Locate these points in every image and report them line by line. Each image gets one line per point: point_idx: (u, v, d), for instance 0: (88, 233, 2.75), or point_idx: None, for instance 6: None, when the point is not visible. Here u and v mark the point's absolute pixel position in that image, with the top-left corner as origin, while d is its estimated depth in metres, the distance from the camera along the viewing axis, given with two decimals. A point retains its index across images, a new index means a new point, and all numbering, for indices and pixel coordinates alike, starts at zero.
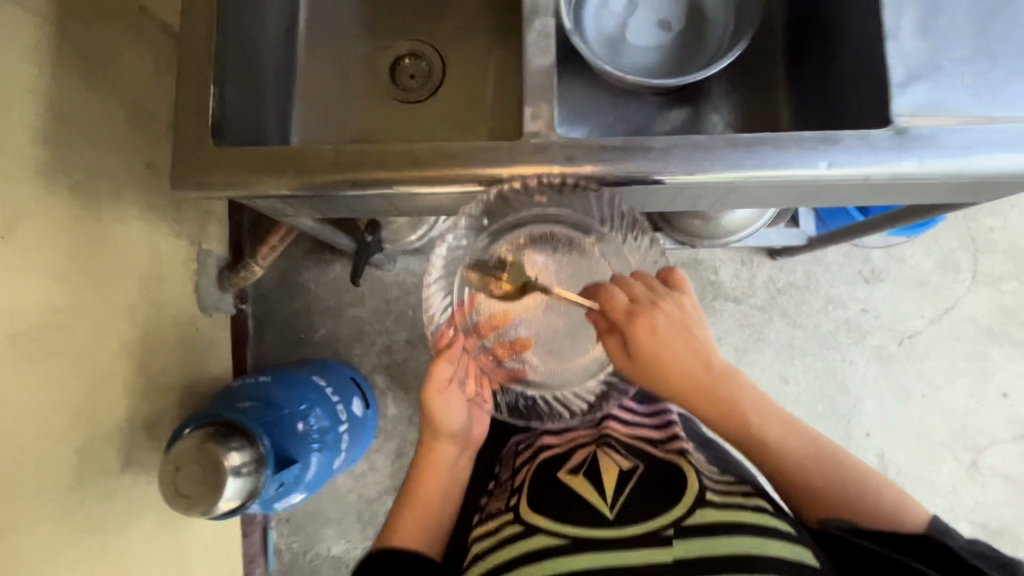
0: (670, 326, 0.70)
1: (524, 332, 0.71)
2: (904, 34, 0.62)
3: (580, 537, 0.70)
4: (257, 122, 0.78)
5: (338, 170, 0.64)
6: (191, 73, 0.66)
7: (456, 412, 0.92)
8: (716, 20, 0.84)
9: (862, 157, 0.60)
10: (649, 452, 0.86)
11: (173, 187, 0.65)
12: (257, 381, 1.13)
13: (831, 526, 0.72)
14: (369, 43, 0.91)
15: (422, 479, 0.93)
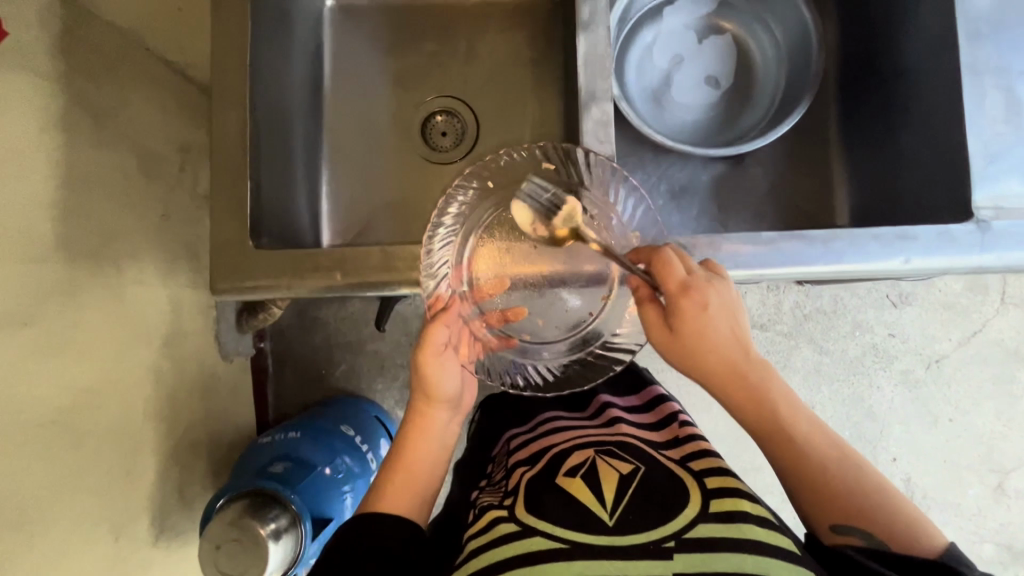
0: (721, 306, 0.57)
1: (516, 306, 0.62)
2: (985, 118, 0.59)
3: (575, 540, 0.60)
4: (288, 201, 0.73)
5: (387, 275, 0.61)
6: (226, 166, 0.62)
7: (450, 377, 0.64)
8: (767, 75, 0.79)
9: (941, 253, 0.58)
10: (656, 453, 0.74)
11: (214, 291, 0.61)
12: (287, 435, 1.10)
13: (845, 546, 0.60)
14: (397, 99, 0.87)
15: (409, 451, 0.68)
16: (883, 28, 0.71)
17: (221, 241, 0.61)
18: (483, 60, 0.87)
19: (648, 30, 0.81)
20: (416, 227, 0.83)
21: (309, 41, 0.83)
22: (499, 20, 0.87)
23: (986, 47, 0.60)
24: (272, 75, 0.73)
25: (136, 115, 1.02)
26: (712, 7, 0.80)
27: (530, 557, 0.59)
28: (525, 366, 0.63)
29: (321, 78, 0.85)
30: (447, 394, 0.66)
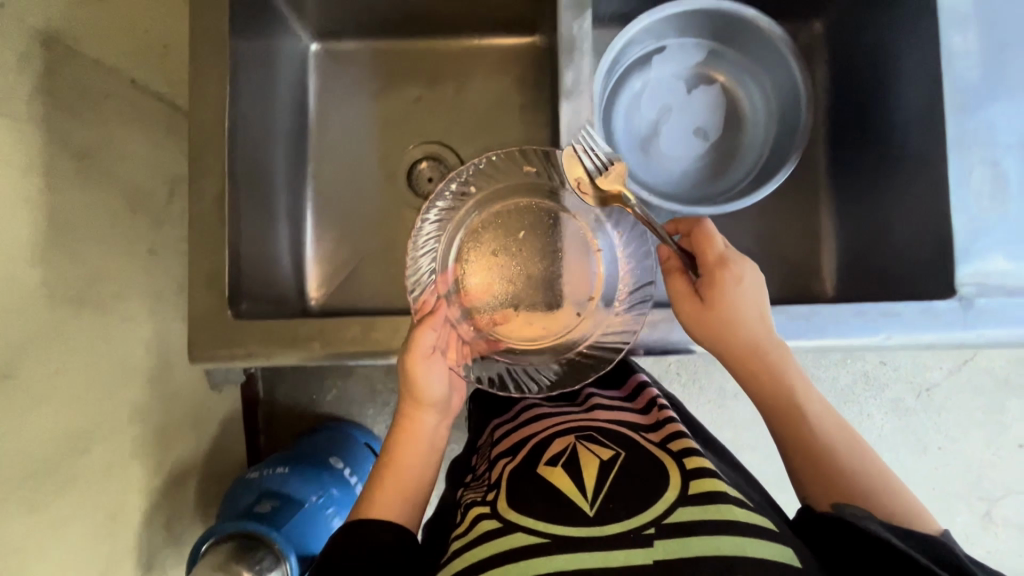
0: (752, 284, 0.60)
1: (502, 309, 0.66)
2: (971, 190, 0.58)
3: (554, 534, 0.54)
4: (269, 257, 0.73)
5: (367, 348, 0.61)
6: (205, 231, 0.62)
7: (439, 380, 0.64)
8: (756, 126, 0.79)
9: (925, 330, 0.57)
10: (637, 434, 0.66)
11: (192, 362, 0.60)
12: (275, 471, 1.09)
13: (843, 513, 0.55)
14: (384, 144, 0.86)
15: (397, 455, 0.66)
16: (873, 87, 0.70)
17: (199, 308, 0.61)
18: (471, 105, 0.86)
19: (636, 78, 0.80)
20: (400, 276, 0.83)
21: (294, 89, 0.82)
22: (487, 65, 0.86)
23: (973, 118, 0.59)
24: (255, 130, 0.72)
25: (126, 150, 1.01)
26: (703, 56, 0.80)
27: (507, 554, 0.54)
28: (513, 368, 0.66)
29: (307, 124, 0.84)
30: (434, 397, 0.65)
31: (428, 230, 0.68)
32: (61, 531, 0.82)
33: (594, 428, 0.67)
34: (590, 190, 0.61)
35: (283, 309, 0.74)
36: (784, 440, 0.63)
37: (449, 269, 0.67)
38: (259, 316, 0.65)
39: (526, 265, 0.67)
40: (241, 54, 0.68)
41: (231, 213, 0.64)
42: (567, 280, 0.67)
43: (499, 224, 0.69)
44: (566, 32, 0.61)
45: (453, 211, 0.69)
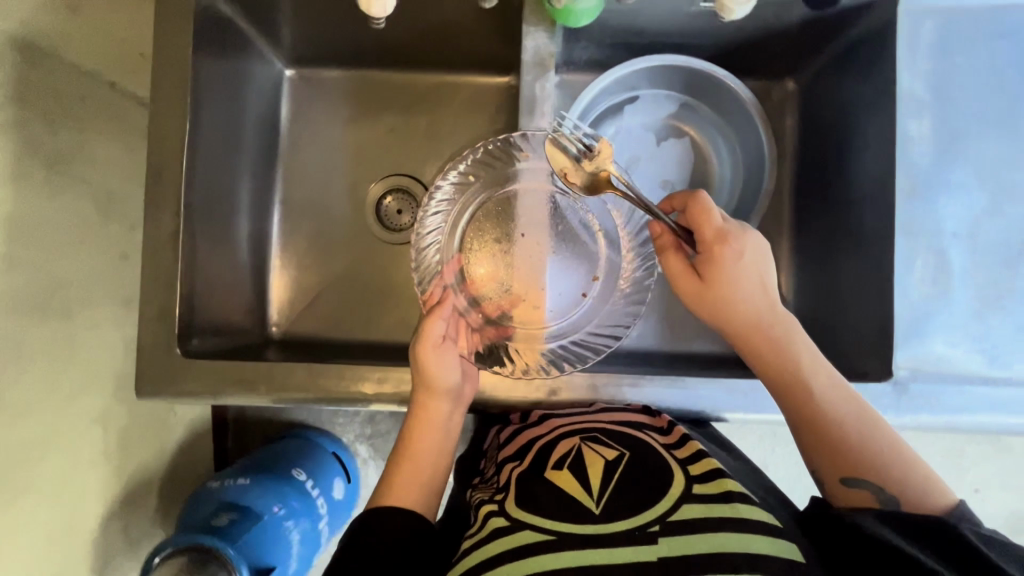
0: (751, 256, 0.59)
1: (510, 295, 0.69)
2: (915, 277, 0.60)
3: (561, 532, 0.52)
4: (227, 283, 0.73)
5: (311, 394, 0.62)
6: (160, 265, 0.62)
7: (454, 367, 0.62)
8: (723, 180, 0.80)
9: None
10: (642, 432, 0.62)
11: (139, 397, 0.61)
12: (235, 482, 1.10)
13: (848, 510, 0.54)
14: (354, 172, 0.86)
15: (411, 442, 0.63)
16: (833, 155, 0.71)
17: (150, 342, 0.61)
18: (444, 139, 0.87)
19: (608, 125, 0.80)
20: (362, 305, 0.84)
21: (266, 114, 0.82)
22: (462, 101, 0.86)
23: (923, 206, 0.60)
24: (222, 159, 0.72)
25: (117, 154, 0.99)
26: (676, 107, 0.80)
27: (516, 553, 0.52)
28: (529, 351, 0.67)
29: (277, 150, 0.84)
30: (448, 385, 0.61)
31: (432, 223, 0.71)
32: (25, 536, 0.81)
33: (597, 425, 0.63)
34: (576, 177, 0.63)
35: (238, 339, 0.74)
36: (796, 422, 0.58)
37: (455, 258, 0.70)
38: (209, 353, 0.66)
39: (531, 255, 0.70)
40: (209, 85, 0.68)
41: (188, 246, 0.65)
42: (568, 268, 0.70)
43: (501, 214, 0.71)
44: (527, 92, 0.62)
45: (455, 202, 0.71)
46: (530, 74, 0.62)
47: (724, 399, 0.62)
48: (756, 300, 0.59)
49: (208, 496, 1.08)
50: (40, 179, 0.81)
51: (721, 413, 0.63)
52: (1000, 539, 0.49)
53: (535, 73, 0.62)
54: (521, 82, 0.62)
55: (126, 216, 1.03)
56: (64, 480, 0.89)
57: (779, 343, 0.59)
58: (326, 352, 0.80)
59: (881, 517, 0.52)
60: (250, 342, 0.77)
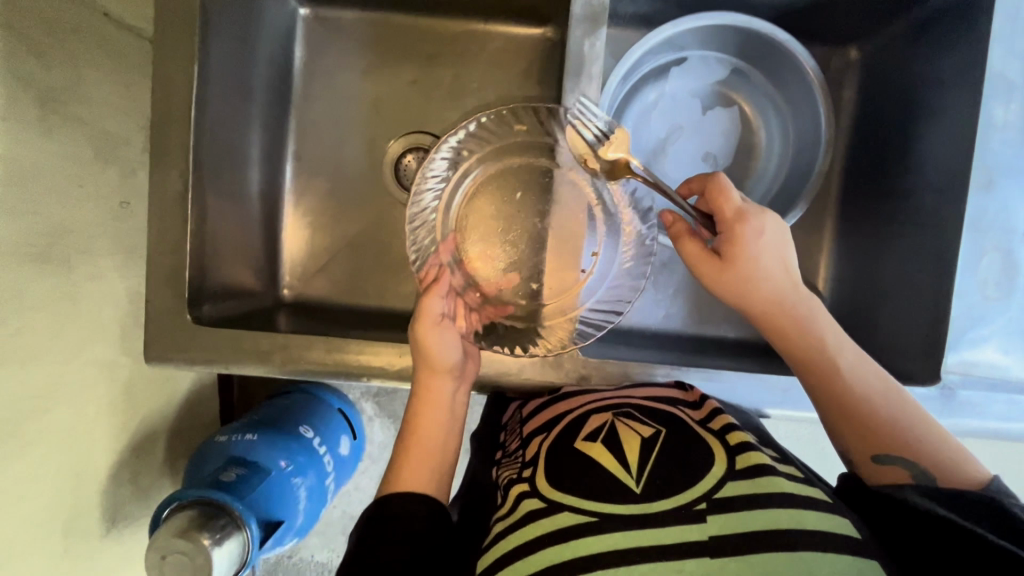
0: (773, 235, 0.55)
1: (508, 275, 0.66)
2: (978, 276, 0.56)
3: (603, 512, 0.50)
4: (237, 241, 0.69)
5: (328, 368, 0.60)
6: (167, 219, 0.57)
7: (454, 347, 0.59)
8: (770, 155, 0.74)
9: None
10: (675, 409, 0.60)
11: (147, 362, 0.58)
12: (242, 438, 1.09)
13: (885, 487, 0.52)
14: (371, 126, 0.80)
15: (416, 425, 0.60)
16: (894, 135, 0.65)
17: (158, 305, 0.57)
18: (470, 94, 0.80)
19: (650, 89, 0.74)
20: (377, 268, 0.80)
21: (279, 57, 0.75)
22: (491, 54, 0.80)
23: (995, 201, 0.56)
24: (233, 106, 0.66)
25: (111, 92, 0.91)
26: (726, 72, 0.74)
27: (558, 535, 0.49)
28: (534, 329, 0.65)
29: (290, 98, 0.78)
30: (451, 363, 0.60)
31: (427, 197, 0.65)
32: (32, 483, 0.80)
33: (630, 401, 0.61)
34: (595, 162, 0.59)
35: (249, 303, 0.71)
36: (813, 388, 0.56)
37: (450, 236, 0.66)
38: (220, 321, 0.62)
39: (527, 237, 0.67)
40: (222, 21, 0.61)
41: (198, 203, 0.60)
42: (566, 247, 0.66)
43: (499, 190, 0.67)
44: (574, 48, 0.55)
45: (452, 174, 0.66)
46: (578, 30, 0.56)
47: (763, 393, 0.63)
48: (777, 282, 0.55)
49: (214, 450, 1.08)
50: (35, 117, 0.75)
51: (764, 409, 0.63)
52: None
53: (585, 28, 0.55)
54: (569, 37, 0.55)
55: (127, 159, 0.97)
56: (72, 432, 0.88)
57: (800, 327, 0.56)
58: (340, 318, 0.77)
59: (924, 489, 0.50)
60: (260, 305, 0.73)
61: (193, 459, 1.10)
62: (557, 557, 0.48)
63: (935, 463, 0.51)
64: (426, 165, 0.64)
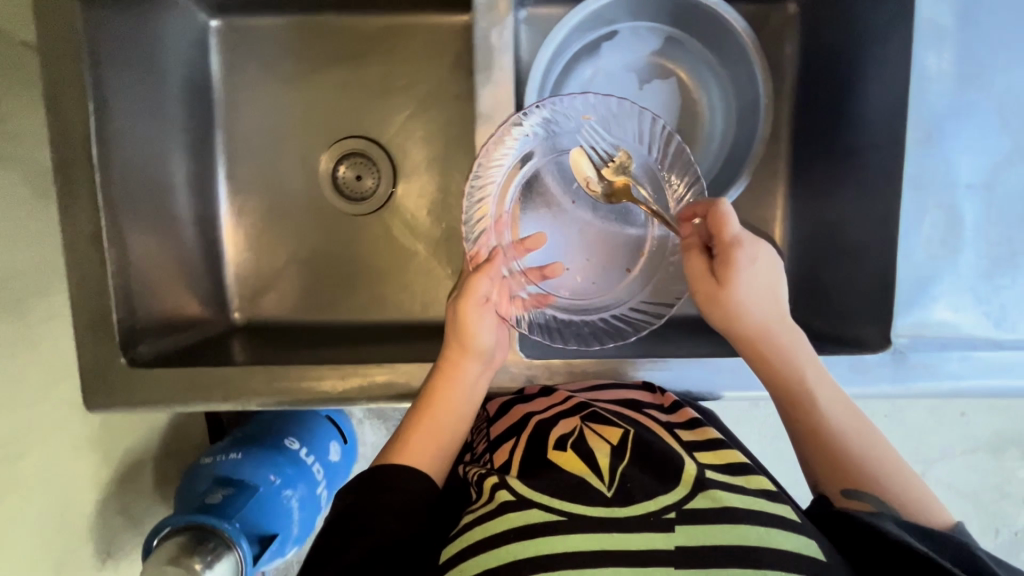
0: (767, 261, 0.55)
1: (554, 265, 0.64)
2: (922, 236, 0.54)
3: (572, 512, 0.49)
4: (171, 270, 0.67)
5: (275, 397, 0.59)
6: (87, 260, 0.56)
7: (491, 333, 0.59)
8: (716, 125, 0.71)
9: (850, 381, 0.55)
10: (637, 413, 0.58)
11: (88, 408, 0.57)
12: (227, 457, 1.06)
13: (862, 513, 0.49)
14: (303, 135, 0.77)
15: (432, 401, 0.59)
16: (835, 91, 0.62)
17: (87, 351, 0.56)
18: (400, 91, 0.77)
19: (585, 66, 0.71)
20: (328, 280, 0.78)
21: (192, 76, 0.72)
22: (418, 46, 0.76)
23: (941, 155, 0.53)
24: (142, 135, 0.63)
25: None
26: (661, 42, 0.71)
27: (524, 531, 0.47)
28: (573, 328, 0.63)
29: (213, 115, 0.75)
30: (483, 346, 0.59)
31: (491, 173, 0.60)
32: (15, 529, 0.80)
33: (597, 403, 0.59)
34: (598, 185, 0.62)
35: (195, 334, 0.69)
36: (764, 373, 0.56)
37: (501, 218, 0.62)
38: (160, 358, 0.61)
39: (567, 224, 0.65)
40: (112, 46, 0.58)
41: (115, 242, 0.58)
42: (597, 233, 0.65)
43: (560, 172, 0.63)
44: (481, 42, 0.52)
45: (531, 147, 0.62)
46: (483, 22, 0.52)
47: (719, 375, 0.62)
48: (763, 313, 0.55)
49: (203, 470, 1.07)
50: None
51: (719, 392, 0.63)
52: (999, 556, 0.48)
53: (490, 18, 0.52)
54: (474, 30, 0.52)
55: None
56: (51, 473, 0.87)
57: (783, 355, 0.55)
58: (295, 338, 0.75)
59: (902, 523, 0.49)
60: (210, 333, 0.72)
61: (186, 474, 1.07)
62: (521, 553, 0.46)
63: (897, 497, 0.52)
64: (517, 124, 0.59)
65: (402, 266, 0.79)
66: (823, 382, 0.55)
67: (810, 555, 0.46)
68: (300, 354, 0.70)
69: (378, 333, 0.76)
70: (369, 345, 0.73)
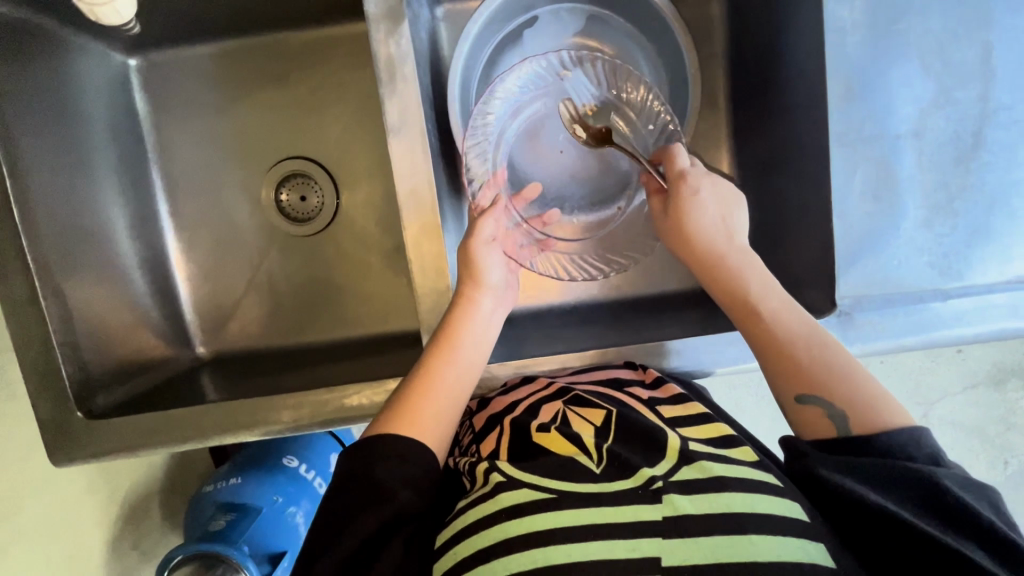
0: (720, 196, 0.57)
1: (551, 212, 0.66)
2: (855, 192, 0.53)
3: (562, 490, 0.47)
4: (121, 315, 0.68)
5: (235, 432, 0.58)
6: (27, 318, 0.57)
7: (502, 269, 0.58)
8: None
9: None
10: (624, 394, 0.57)
11: (53, 463, 0.57)
12: (226, 483, 0.98)
13: (822, 468, 0.47)
14: (241, 163, 0.76)
15: (449, 338, 0.54)
16: (761, 49, 0.60)
17: (41, 409, 0.57)
18: (331, 104, 0.75)
19: (510, 57, 0.69)
20: (288, 304, 0.77)
21: (118, 119, 0.72)
22: (342, 57, 0.75)
23: (866, 107, 0.52)
24: (69, 189, 0.64)
25: None
26: (583, 22, 0.69)
27: (514, 510, 0.46)
28: (571, 268, 0.64)
29: (147, 155, 0.75)
30: (494, 282, 0.57)
31: (481, 133, 0.63)
32: None
33: (579, 386, 0.58)
34: (583, 132, 0.64)
35: (156, 376, 0.70)
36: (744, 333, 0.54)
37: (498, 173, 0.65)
38: (119, 406, 0.62)
39: (559, 173, 0.67)
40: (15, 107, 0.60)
41: (55, 298, 0.60)
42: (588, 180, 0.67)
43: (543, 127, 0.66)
44: (379, 54, 0.51)
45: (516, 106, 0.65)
46: (379, 31, 0.51)
47: (710, 351, 0.60)
48: (711, 235, 0.57)
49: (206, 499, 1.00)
50: None
51: (712, 368, 0.60)
52: (962, 473, 0.47)
53: (386, 27, 0.51)
54: (370, 41, 0.51)
55: None
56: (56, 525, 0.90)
57: (732, 275, 0.55)
58: (263, 365, 0.75)
59: (865, 476, 0.46)
60: (173, 372, 0.72)
61: (194, 500, 1.02)
62: (513, 531, 0.45)
63: (849, 404, 0.50)
64: (499, 81, 0.62)
65: (357, 279, 0.78)
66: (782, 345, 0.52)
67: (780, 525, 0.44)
68: (265, 384, 0.69)
69: (344, 350, 0.76)
70: (334, 363, 0.72)
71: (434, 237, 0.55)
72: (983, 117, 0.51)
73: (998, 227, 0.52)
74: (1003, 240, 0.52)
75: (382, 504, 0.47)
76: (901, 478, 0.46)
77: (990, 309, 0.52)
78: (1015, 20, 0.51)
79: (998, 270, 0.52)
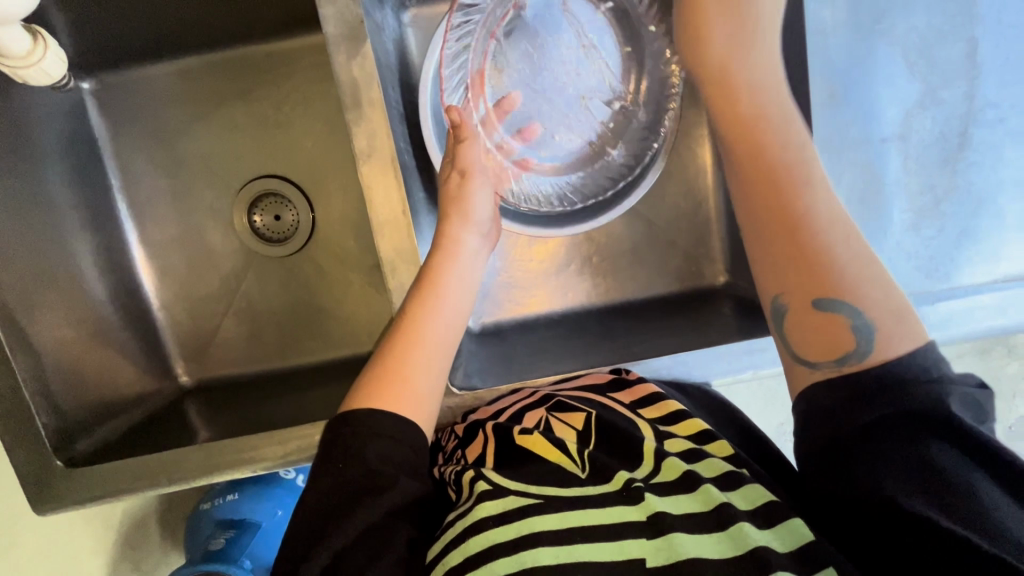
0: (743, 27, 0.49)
1: (532, 126, 0.64)
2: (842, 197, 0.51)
3: (547, 495, 0.46)
4: (94, 346, 0.66)
5: (219, 471, 0.57)
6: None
7: (490, 207, 0.58)
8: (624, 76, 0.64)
9: (745, 360, 0.56)
10: (604, 397, 0.56)
11: (33, 509, 0.56)
12: (224, 500, 0.85)
13: (841, 417, 0.42)
14: (208, 186, 0.74)
15: (434, 280, 0.53)
16: None
17: (19, 457, 0.56)
18: (299, 117, 0.72)
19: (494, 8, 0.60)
20: (268, 324, 0.75)
21: (77, 148, 0.69)
22: (307, 70, 0.72)
23: (848, 110, 0.51)
24: (36, 230, 0.63)
25: None
26: None
27: (501, 518, 0.44)
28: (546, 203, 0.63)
29: (109, 184, 0.72)
30: (480, 219, 0.57)
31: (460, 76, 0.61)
32: None
33: (559, 391, 0.56)
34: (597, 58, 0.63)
35: (138, 411, 0.68)
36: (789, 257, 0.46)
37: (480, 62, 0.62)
38: (102, 448, 0.61)
39: (543, 89, 0.63)
40: None
41: (21, 345, 0.58)
42: (561, 107, 0.64)
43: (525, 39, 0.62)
44: (343, 78, 0.49)
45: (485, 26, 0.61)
46: (341, 55, 0.49)
47: (713, 365, 0.57)
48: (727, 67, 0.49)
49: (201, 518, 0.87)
50: None
51: (709, 378, 0.58)
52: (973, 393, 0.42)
53: (346, 50, 0.49)
54: (333, 65, 0.49)
55: None
56: None
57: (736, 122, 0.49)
58: (246, 392, 0.73)
59: (880, 425, 0.40)
60: (157, 405, 0.70)
61: (188, 518, 0.89)
62: (498, 538, 0.43)
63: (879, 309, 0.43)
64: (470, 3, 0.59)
65: (336, 296, 0.75)
66: (822, 340, 0.44)
67: (763, 510, 0.45)
68: (249, 416, 0.67)
69: (328, 370, 0.73)
70: (318, 385, 0.70)
71: (407, 255, 0.53)
72: (969, 115, 0.51)
73: (984, 224, 0.52)
74: (989, 238, 0.52)
75: (384, 492, 0.45)
76: (913, 422, 0.40)
77: (980, 309, 0.51)
78: (1000, 13, 0.50)
79: (985, 266, 0.52)
